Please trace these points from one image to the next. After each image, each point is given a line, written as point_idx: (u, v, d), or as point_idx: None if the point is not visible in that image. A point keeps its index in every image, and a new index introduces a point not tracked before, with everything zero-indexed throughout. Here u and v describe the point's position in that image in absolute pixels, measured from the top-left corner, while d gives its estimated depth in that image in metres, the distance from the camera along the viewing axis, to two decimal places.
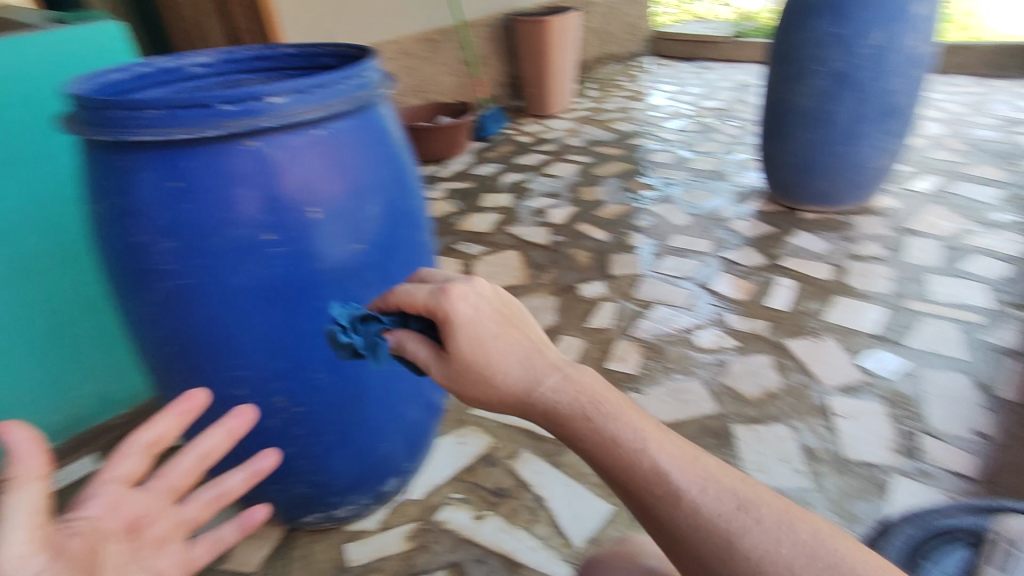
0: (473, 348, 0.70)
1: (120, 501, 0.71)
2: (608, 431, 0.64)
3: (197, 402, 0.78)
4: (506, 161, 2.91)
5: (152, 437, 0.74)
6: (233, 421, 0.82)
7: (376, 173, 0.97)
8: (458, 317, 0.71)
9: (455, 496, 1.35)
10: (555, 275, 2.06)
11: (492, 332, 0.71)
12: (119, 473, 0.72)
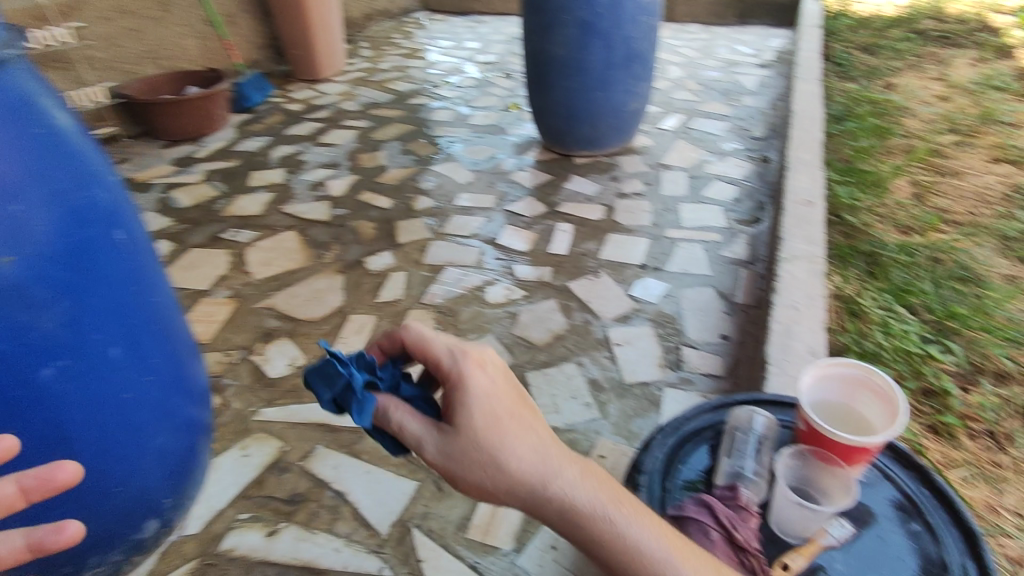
0: (488, 425, 0.66)
1: None
2: (628, 536, 0.65)
3: (2, 446, 0.63)
4: (274, 132, 2.62)
5: None
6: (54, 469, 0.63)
7: (31, 162, 0.75)
8: (475, 391, 0.68)
9: (242, 517, 1.21)
10: (340, 251, 1.92)
11: (508, 412, 0.68)
12: None
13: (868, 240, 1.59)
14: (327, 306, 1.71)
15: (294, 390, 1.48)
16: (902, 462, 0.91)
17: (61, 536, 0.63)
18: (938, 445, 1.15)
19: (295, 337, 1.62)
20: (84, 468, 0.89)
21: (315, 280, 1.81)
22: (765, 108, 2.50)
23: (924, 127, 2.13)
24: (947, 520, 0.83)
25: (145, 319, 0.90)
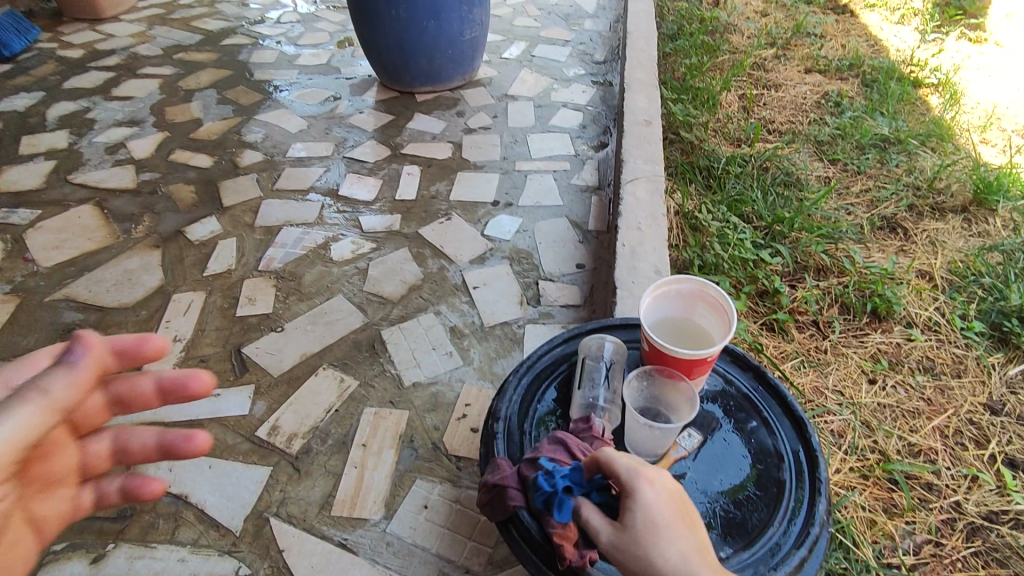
0: (651, 531, 0.63)
1: None
2: None
3: (159, 345, 0.75)
4: (49, 86, 2.16)
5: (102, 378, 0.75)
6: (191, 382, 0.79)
7: None
8: (641, 496, 0.65)
9: (58, 548, 1.02)
10: (152, 222, 1.65)
11: (668, 518, 0.64)
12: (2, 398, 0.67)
13: (704, 155, 1.64)
14: (141, 288, 1.47)
15: None
16: (740, 364, 0.95)
17: (191, 443, 0.80)
18: (773, 341, 1.24)
19: (105, 328, 1.38)
20: None
21: (123, 258, 1.54)
22: (605, 31, 2.47)
23: (747, 43, 2.22)
24: (780, 412, 0.88)
25: None
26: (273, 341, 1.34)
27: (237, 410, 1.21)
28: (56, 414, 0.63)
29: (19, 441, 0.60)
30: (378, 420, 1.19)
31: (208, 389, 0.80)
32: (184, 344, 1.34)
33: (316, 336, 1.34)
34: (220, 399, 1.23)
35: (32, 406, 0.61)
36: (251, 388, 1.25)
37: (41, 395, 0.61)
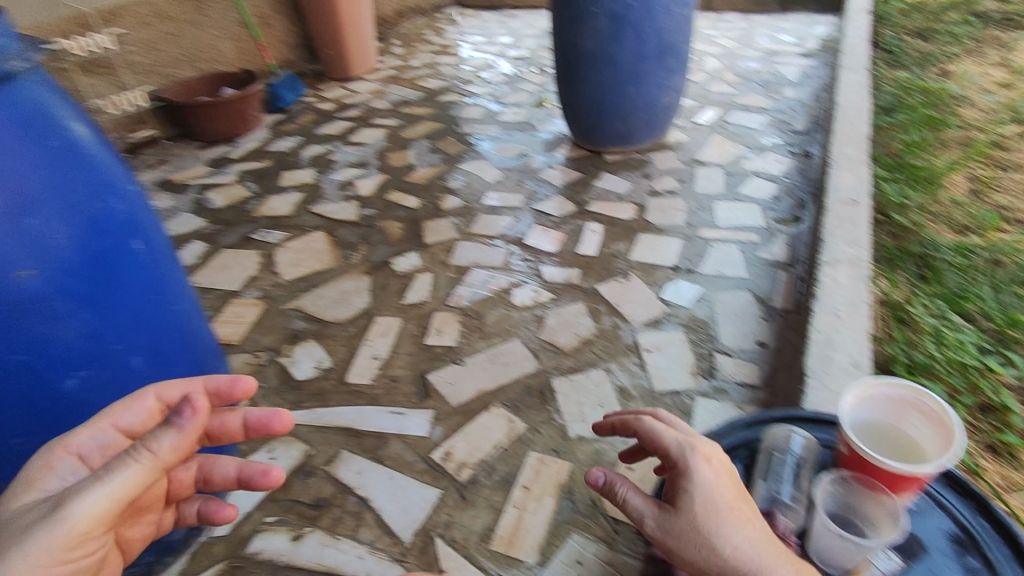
0: (704, 511, 0.73)
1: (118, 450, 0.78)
2: None
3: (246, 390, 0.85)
4: (306, 132, 2.64)
5: None
6: (273, 420, 0.88)
7: (27, 173, 0.75)
8: (700, 477, 0.75)
9: (269, 520, 1.20)
10: (367, 251, 1.92)
11: (726, 501, 0.74)
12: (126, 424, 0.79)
13: (919, 242, 1.49)
14: (354, 307, 1.71)
15: (319, 392, 1.46)
16: (957, 489, 0.84)
17: (267, 477, 0.91)
18: (998, 467, 1.06)
19: (322, 338, 1.62)
20: None
21: (342, 280, 1.81)
22: (807, 100, 2.38)
23: (982, 119, 1.99)
24: (1009, 556, 0.76)
25: (151, 325, 0.91)
26: (456, 373, 1.47)
27: (418, 430, 1.34)
28: (165, 474, 0.66)
29: (118, 499, 0.63)
30: (541, 465, 1.24)
31: (284, 432, 0.88)
32: (381, 363, 1.52)
33: (493, 375, 1.44)
34: (405, 417, 1.37)
35: (139, 471, 0.63)
36: (431, 412, 1.38)
37: (146, 456, 0.64)
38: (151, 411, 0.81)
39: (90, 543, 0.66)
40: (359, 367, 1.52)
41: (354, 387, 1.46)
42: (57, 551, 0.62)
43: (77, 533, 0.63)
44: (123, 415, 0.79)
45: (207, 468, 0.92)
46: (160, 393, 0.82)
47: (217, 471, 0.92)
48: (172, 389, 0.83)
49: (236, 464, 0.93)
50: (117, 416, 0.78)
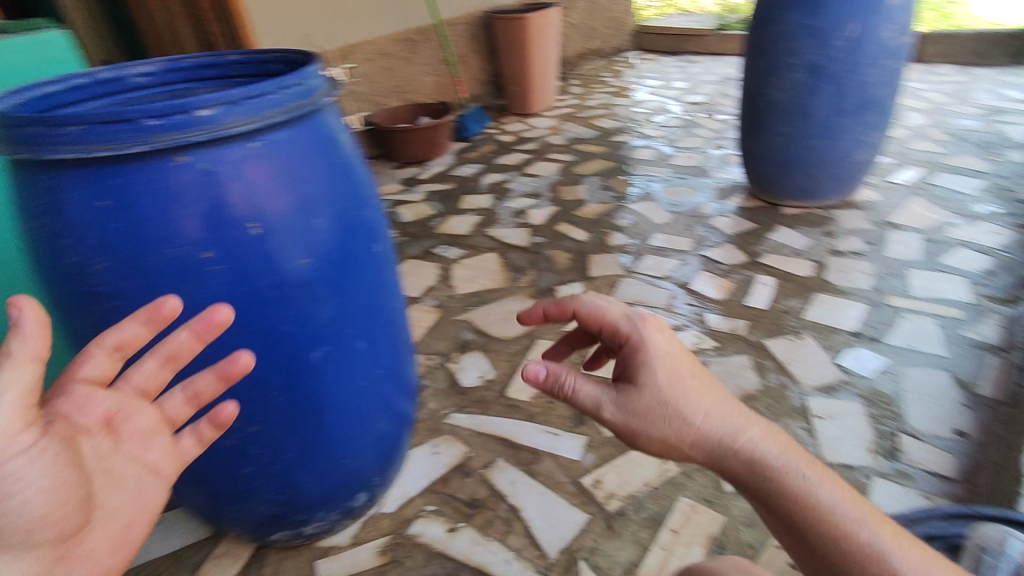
0: (666, 384, 0.80)
1: (87, 399, 0.68)
2: (792, 486, 0.77)
3: (168, 305, 0.73)
4: (487, 162, 2.89)
5: (119, 342, 0.71)
6: (217, 315, 0.76)
7: (318, 183, 0.92)
8: (655, 350, 0.83)
9: (429, 508, 1.31)
10: (534, 277, 2.04)
11: (688, 372, 0.81)
12: (87, 374, 0.69)
13: None
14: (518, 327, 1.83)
15: (481, 400, 1.58)
16: None
17: (238, 364, 0.79)
18: None
19: (487, 351, 1.75)
20: (327, 433, 1.06)
21: (510, 300, 1.94)
22: None
23: None
24: None
25: (376, 318, 1.05)
26: None
27: (570, 453, 1.41)
28: (46, 360, 0.57)
29: (22, 398, 0.56)
30: (691, 512, 1.24)
31: (229, 317, 0.77)
32: None
33: None
34: (558, 438, 1.44)
35: (26, 370, 0.56)
36: (585, 439, 1.44)
37: (8, 358, 0.55)
38: (102, 353, 0.70)
39: (36, 460, 0.58)
40: (519, 384, 1.62)
41: (513, 401, 1.57)
42: (21, 491, 0.55)
43: (15, 457, 0.55)
44: (82, 369, 0.69)
45: (192, 389, 0.79)
46: (103, 338, 0.70)
47: (203, 389, 0.79)
48: (117, 328, 0.71)
49: (214, 375, 0.79)
50: (72, 370, 0.69)
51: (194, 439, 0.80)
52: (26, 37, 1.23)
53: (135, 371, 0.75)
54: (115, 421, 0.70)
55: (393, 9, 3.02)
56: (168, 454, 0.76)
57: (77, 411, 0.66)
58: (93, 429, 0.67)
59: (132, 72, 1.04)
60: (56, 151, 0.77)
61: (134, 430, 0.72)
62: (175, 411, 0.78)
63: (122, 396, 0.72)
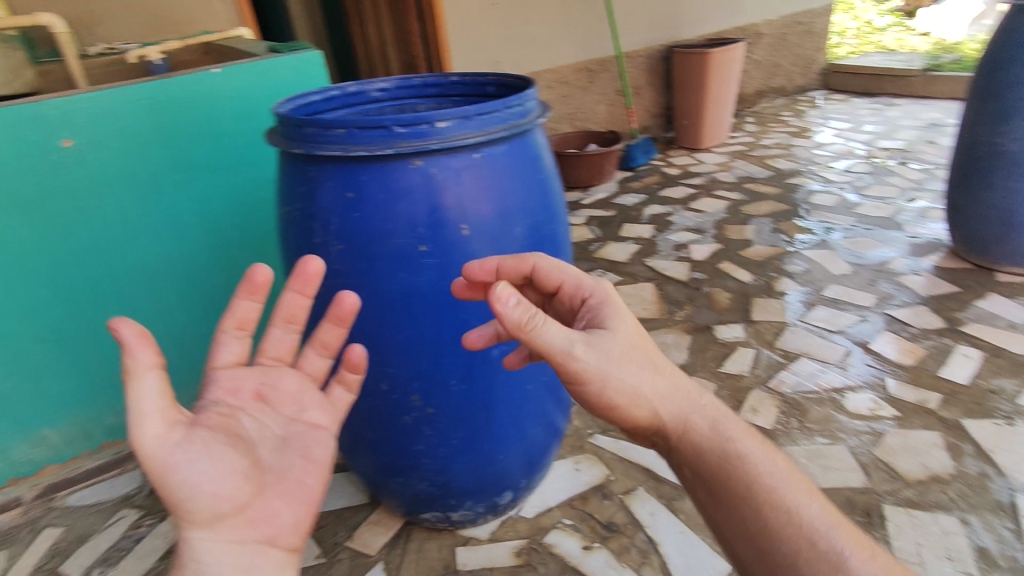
0: (631, 335, 0.80)
1: (236, 381, 0.73)
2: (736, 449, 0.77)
3: (262, 275, 0.73)
4: (651, 193, 2.90)
5: (239, 322, 0.74)
6: (313, 267, 0.77)
7: (521, 195, 1.00)
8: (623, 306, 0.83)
9: (566, 522, 1.32)
10: (691, 312, 2.00)
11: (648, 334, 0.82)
12: (226, 358, 0.74)
13: None
14: (670, 360, 1.80)
15: None
16: None
17: (347, 307, 0.81)
18: None
19: None
20: (489, 428, 1.13)
21: (663, 332, 1.92)
22: None
23: None
24: None
25: None
26: None
27: None
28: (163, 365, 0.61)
29: (163, 400, 0.61)
30: None
31: (320, 264, 0.77)
32: None
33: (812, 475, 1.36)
34: None
35: (149, 381, 0.60)
36: None
37: (133, 374, 0.60)
38: (231, 336, 0.74)
39: (199, 450, 0.62)
40: None
41: None
42: (192, 482, 0.61)
43: (174, 450, 0.61)
44: (220, 355, 0.74)
45: (320, 342, 0.81)
46: (223, 325, 0.73)
47: (331, 340, 0.82)
48: (230, 310, 0.74)
49: (335, 324, 0.82)
50: (211, 359, 0.73)
51: (343, 387, 0.83)
52: (291, 57, 1.49)
53: (269, 342, 0.79)
54: (264, 393, 0.75)
55: (576, 41, 3.16)
56: (326, 409, 0.79)
57: (228, 394, 0.71)
58: (248, 405, 0.72)
59: (371, 88, 1.21)
60: (322, 148, 0.91)
61: (284, 395, 0.76)
62: (316, 367, 0.81)
63: (265, 370, 0.77)
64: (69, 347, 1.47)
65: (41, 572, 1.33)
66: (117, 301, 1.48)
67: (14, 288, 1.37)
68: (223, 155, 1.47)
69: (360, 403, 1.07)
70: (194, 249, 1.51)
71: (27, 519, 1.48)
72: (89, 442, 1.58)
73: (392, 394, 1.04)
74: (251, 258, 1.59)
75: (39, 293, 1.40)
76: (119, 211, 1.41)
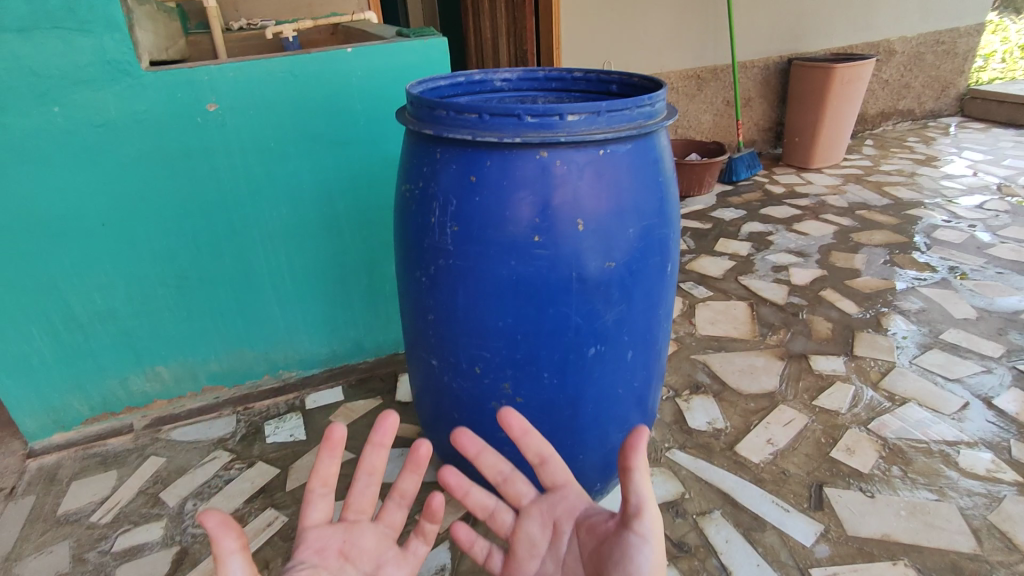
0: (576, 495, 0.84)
1: (319, 541, 0.80)
2: None
3: (336, 433, 0.81)
4: (752, 209, 2.77)
5: (322, 480, 0.81)
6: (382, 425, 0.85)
7: (640, 196, 0.99)
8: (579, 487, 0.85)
9: None
10: (785, 337, 1.89)
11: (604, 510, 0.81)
12: (315, 516, 0.81)
13: None
14: (760, 385, 1.71)
15: (706, 445, 1.51)
16: None
17: (418, 453, 0.86)
18: None
19: (721, 399, 1.67)
20: (574, 426, 1.12)
21: (754, 354, 1.83)
22: None
23: None
24: None
25: (648, 332, 1.09)
26: (860, 503, 1.33)
27: (801, 536, 1.27)
28: (243, 546, 0.65)
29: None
30: None
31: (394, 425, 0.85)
32: (775, 451, 1.48)
33: (912, 530, 1.27)
34: (788, 515, 1.32)
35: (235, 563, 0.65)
36: (821, 527, 1.28)
37: (222, 556, 0.64)
38: (318, 495, 0.81)
39: None
40: (751, 443, 1.51)
41: (741, 458, 1.47)
42: None
43: None
44: (310, 514, 0.80)
45: (399, 492, 0.88)
46: (311, 484, 0.81)
47: (410, 488, 0.88)
48: (317, 469, 0.81)
49: (412, 472, 0.88)
50: (303, 517, 0.80)
51: (422, 540, 0.88)
52: (420, 44, 1.53)
53: (355, 495, 0.85)
54: (346, 551, 0.81)
55: (689, 46, 3.06)
56: (403, 564, 0.86)
57: (315, 554, 0.78)
58: (331, 564, 0.78)
59: (495, 78, 1.23)
60: (451, 131, 0.93)
61: (362, 551, 0.82)
62: (395, 520, 0.87)
63: (348, 526, 0.83)
64: (191, 294, 1.60)
65: (144, 495, 1.45)
66: (236, 257, 1.59)
67: (154, 235, 1.50)
68: (344, 132, 1.54)
69: (452, 383, 1.09)
70: (308, 217, 1.61)
71: (136, 445, 1.62)
72: (194, 384, 1.71)
73: (485, 378, 1.05)
74: (357, 231, 1.67)
75: (173, 242, 1.53)
76: (249, 174, 1.51)
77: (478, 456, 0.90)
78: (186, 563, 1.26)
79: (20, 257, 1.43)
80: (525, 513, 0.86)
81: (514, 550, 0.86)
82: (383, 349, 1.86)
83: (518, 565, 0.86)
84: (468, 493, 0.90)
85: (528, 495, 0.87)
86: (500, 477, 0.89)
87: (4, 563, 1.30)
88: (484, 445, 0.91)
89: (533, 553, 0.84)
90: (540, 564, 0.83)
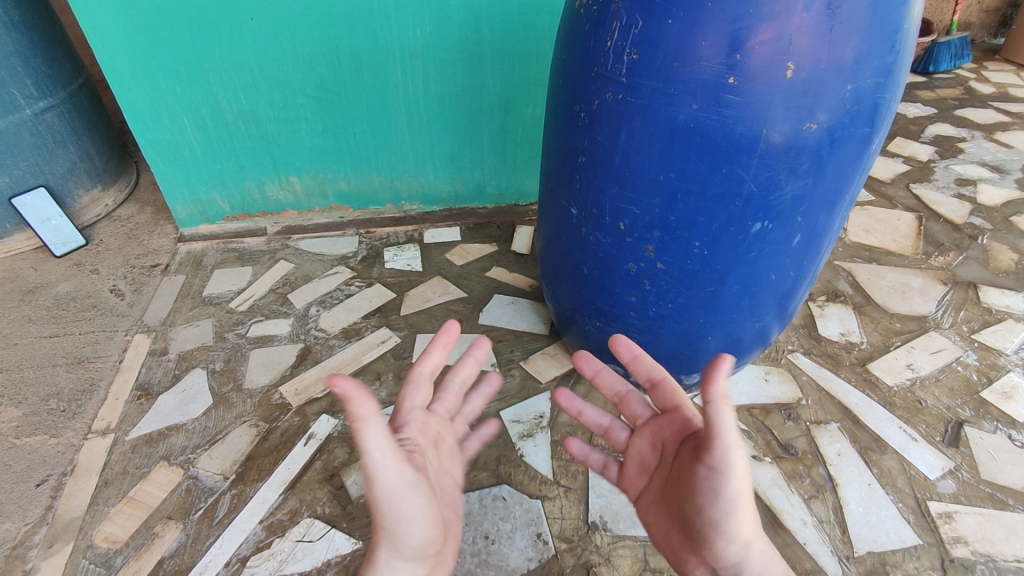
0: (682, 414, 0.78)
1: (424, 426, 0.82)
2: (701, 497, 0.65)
3: (449, 329, 0.87)
4: (945, 107, 2.34)
5: (429, 367, 0.84)
6: (477, 351, 0.94)
7: (873, 44, 0.78)
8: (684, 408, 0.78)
9: (740, 426, 1.23)
10: (954, 260, 1.64)
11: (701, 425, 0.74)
12: (415, 402, 0.83)
13: None
14: (912, 304, 1.52)
15: (833, 356, 1.39)
16: None
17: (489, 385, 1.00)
18: None
19: (861, 312, 1.51)
20: (711, 305, 1.03)
21: (910, 273, 1.61)
22: None
23: None
24: None
25: (825, 217, 0.93)
26: (1004, 450, 1.19)
27: (925, 468, 1.16)
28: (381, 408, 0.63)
29: (381, 437, 0.64)
30: None
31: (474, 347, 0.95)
32: (914, 377, 1.34)
33: None
34: (915, 445, 1.20)
35: (369, 427, 0.62)
36: (951, 464, 1.16)
37: (362, 422, 0.62)
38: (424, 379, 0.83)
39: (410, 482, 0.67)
40: (888, 364, 1.37)
41: (872, 377, 1.34)
42: (396, 516, 0.65)
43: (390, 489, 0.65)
44: (412, 398, 0.83)
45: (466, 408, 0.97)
46: (419, 367, 0.84)
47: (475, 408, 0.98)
48: (426, 356, 0.85)
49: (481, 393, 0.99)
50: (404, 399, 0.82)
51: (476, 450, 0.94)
52: None
53: (445, 392, 0.92)
54: None
55: None
56: None
57: None
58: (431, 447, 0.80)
59: None
60: None
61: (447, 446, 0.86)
62: None
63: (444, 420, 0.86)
64: (327, 109, 1.59)
65: (274, 294, 1.56)
66: (374, 76, 1.53)
67: (297, 39, 1.45)
68: None
69: (590, 235, 1.02)
70: (450, 42, 1.48)
71: (269, 248, 1.73)
72: (322, 200, 1.79)
73: (627, 236, 0.97)
74: (498, 65, 1.54)
75: (314, 49, 1.47)
76: None
77: (597, 375, 0.93)
78: (308, 359, 1.36)
79: (174, 44, 1.43)
80: (635, 433, 0.86)
81: (625, 468, 0.86)
82: (503, 198, 1.84)
83: (629, 482, 0.86)
84: (582, 413, 0.94)
85: (644, 415, 0.86)
86: (617, 396, 0.90)
87: (161, 327, 1.47)
88: (603, 365, 0.94)
89: (643, 472, 0.83)
90: (647, 481, 0.82)
